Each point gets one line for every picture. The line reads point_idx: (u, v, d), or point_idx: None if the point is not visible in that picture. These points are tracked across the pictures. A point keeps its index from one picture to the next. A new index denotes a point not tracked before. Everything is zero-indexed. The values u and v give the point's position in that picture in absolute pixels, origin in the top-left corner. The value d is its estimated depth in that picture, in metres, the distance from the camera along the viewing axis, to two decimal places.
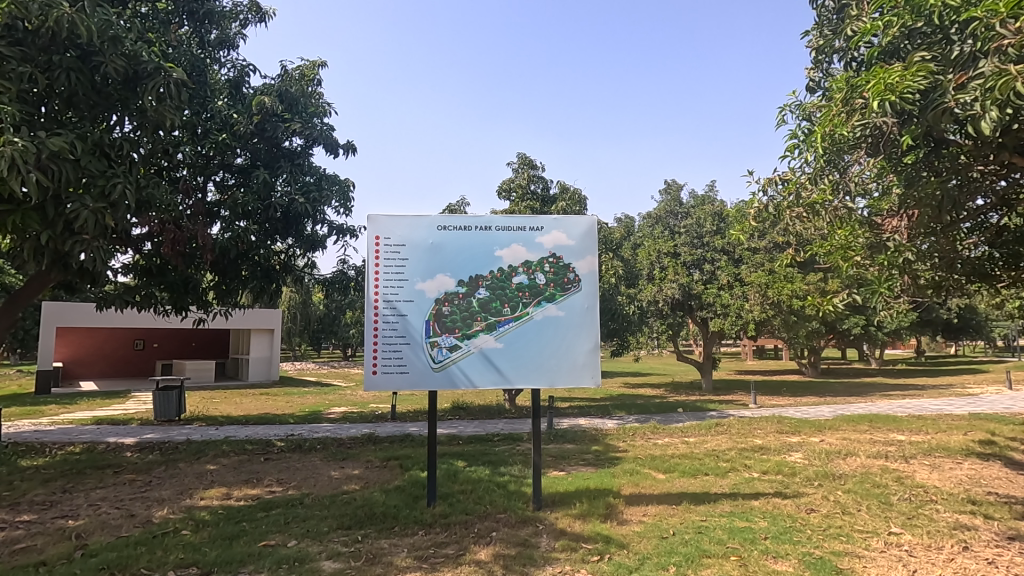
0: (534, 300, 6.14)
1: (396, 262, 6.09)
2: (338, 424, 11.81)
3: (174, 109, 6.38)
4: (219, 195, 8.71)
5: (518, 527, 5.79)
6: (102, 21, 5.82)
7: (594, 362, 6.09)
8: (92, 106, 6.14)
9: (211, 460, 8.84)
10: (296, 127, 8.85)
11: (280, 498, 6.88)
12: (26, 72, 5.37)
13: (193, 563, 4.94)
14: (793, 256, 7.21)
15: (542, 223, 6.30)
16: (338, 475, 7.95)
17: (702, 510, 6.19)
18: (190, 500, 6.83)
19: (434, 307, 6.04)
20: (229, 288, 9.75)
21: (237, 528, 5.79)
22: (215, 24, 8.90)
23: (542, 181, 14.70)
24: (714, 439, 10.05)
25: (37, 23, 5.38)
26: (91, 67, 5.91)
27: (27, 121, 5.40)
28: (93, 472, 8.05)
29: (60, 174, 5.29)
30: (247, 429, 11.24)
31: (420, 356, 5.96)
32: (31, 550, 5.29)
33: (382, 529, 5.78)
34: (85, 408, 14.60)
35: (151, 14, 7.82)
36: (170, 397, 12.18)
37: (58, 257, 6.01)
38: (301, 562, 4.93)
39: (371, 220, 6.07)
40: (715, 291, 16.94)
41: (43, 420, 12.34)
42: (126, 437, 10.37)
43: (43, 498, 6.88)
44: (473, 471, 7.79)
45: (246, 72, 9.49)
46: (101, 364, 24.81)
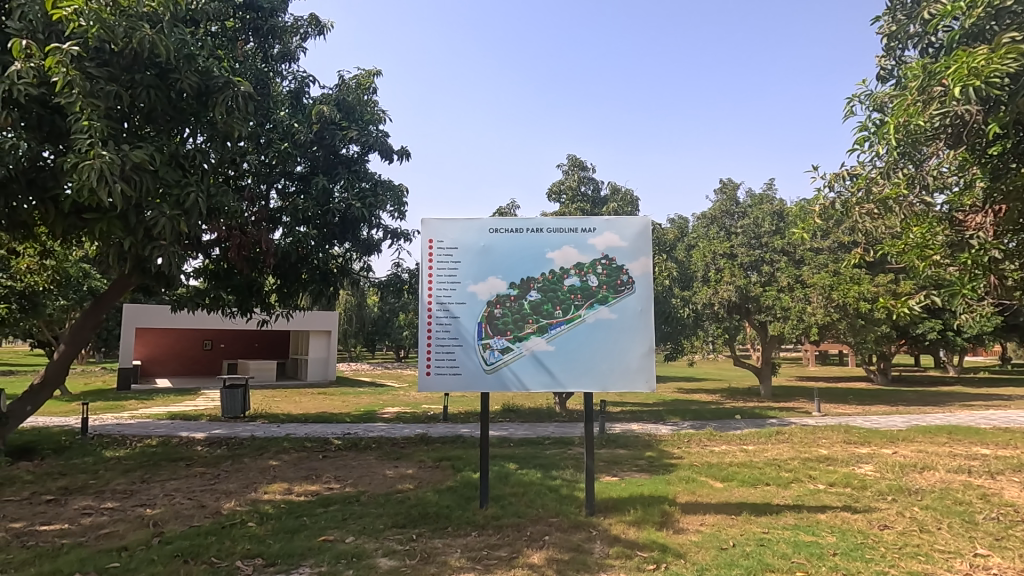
0: (586, 303, 6.06)
1: (449, 264, 6.19)
2: (392, 424, 12.07)
3: (241, 121, 6.72)
4: (281, 202, 9.07)
5: (571, 532, 5.73)
6: (179, 41, 6.20)
7: (648, 367, 5.90)
8: (168, 120, 6.52)
9: (274, 456, 9.22)
10: (353, 135, 9.12)
11: (338, 495, 7.10)
12: (112, 92, 5.75)
13: (259, 554, 5.16)
14: (862, 256, 6.82)
15: (594, 224, 6.20)
16: (392, 474, 8.12)
17: (764, 522, 5.94)
18: (254, 494, 7.14)
19: (486, 309, 6.09)
20: (290, 291, 10.11)
21: (298, 522, 6.01)
22: (277, 39, 9.23)
23: (592, 182, 14.60)
24: (775, 448, 9.61)
25: (122, 45, 5.75)
26: (168, 83, 6.27)
27: (114, 136, 5.79)
28: (167, 464, 8.55)
29: (141, 185, 5.69)
30: (306, 427, 11.67)
31: (472, 358, 6.04)
32: (114, 535, 5.68)
33: (435, 528, 5.86)
34: (160, 403, 15.56)
35: (220, 32, 8.26)
36: (235, 394, 12.81)
37: (139, 261, 6.46)
38: (358, 558, 5.07)
39: (424, 224, 6.21)
40: (774, 293, 16.17)
41: (124, 414, 13.24)
42: (196, 432, 10.97)
43: (124, 487, 7.38)
44: (524, 474, 7.77)
45: (306, 83, 9.81)
46: (174, 363, 26.40)
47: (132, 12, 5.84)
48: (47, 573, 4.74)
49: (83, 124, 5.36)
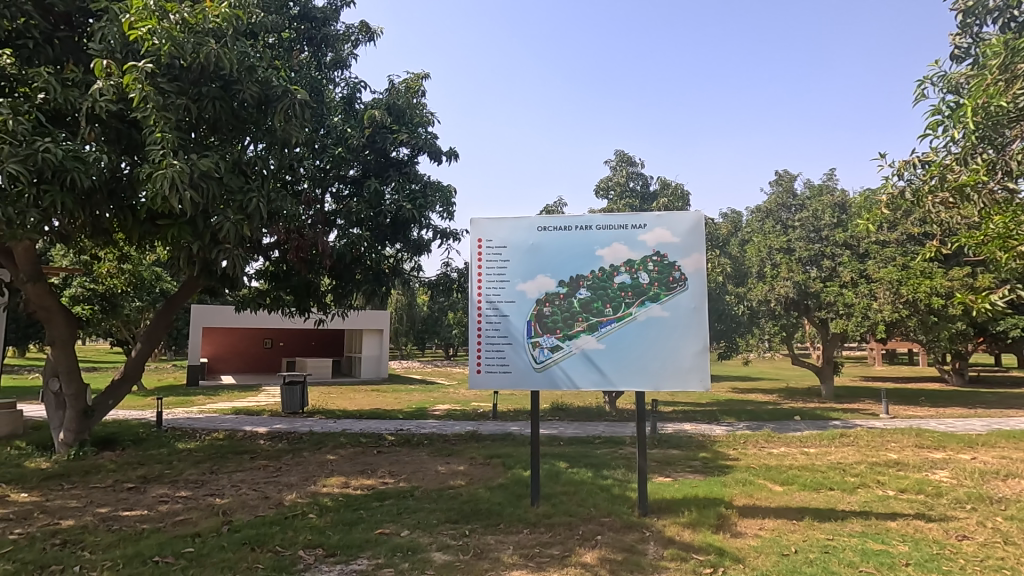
0: (636, 300, 5.95)
1: (498, 263, 6.24)
2: (443, 421, 12.27)
3: (298, 128, 6.99)
4: (336, 205, 9.36)
5: (623, 532, 5.66)
6: (241, 54, 6.50)
7: (702, 366, 5.72)
8: (232, 130, 6.86)
9: (331, 450, 9.55)
10: (403, 138, 9.30)
11: (392, 489, 7.29)
12: (182, 105, 6.11)
13: (319, 545, 5.37)
14: (936, 248, 6.41)
15: (645, 220, 6.07)
16: (444, 470, 8.26)
17: (828, 528, 5.67)
18: (314, 487, 7.43)
19: (535, 308, 6.11)
20: (345, 291, 10.43)
21: (356, 515, 6.21)
22: (330, 46, 9.47)
23: (641, 178, 14.36)
24: (839, 451, 9.17)
25: (190, 60, 6.09)
26: (231, 95, 6.59)
27: (184, 146, 6.14)
28: (233, 457, 9.02)
29: (208, 192, 6.02)
30: (361, 423, 12.03)
31: (522, 356, 6.07)
32: (188, 522, 6.04)
33: (487, 525, 5.92)
34: (226, 398, 16.42)
35: (277, 43, 8.61)
36: (294, 390, 13.36)
37: (207, 264, 6.83)
38: (413, 551, 5.19)
39: (474, 224, 6.27)
40: (836, 289, 15.41)
41: (194, 409, 14.04)
42: (259, 426, 11.50)
43: (195, 477, 7.84)
44: (575, 473, 7.74)
45: (358, 89, 10.08)
46: (237, 361, 27.73)
47: (199, 28, 6.17)
48: (131, 555, 5.10)
49: (156, 136, 5.71)
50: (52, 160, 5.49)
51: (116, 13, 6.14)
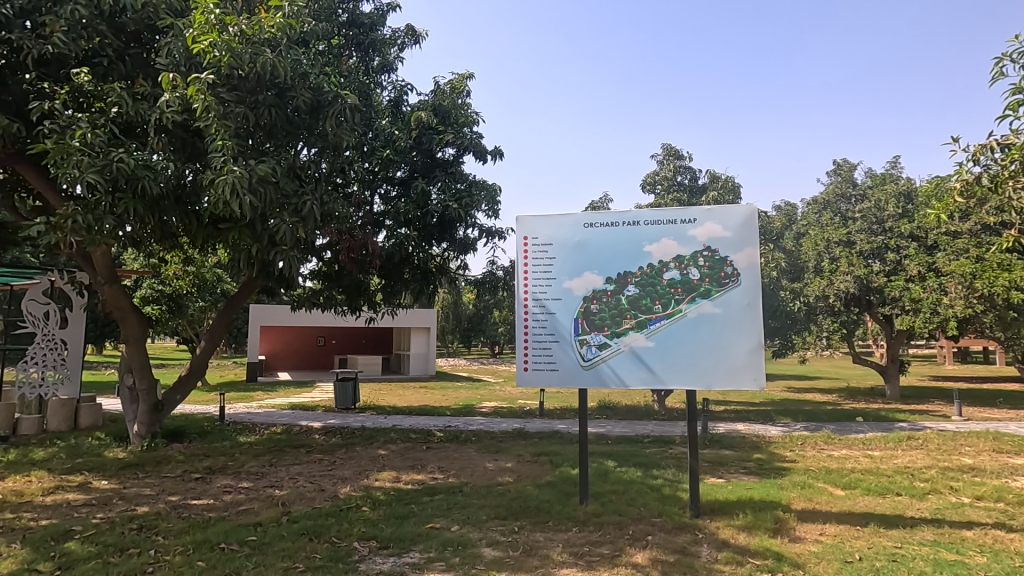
0: (686, 297, 5.80)
1: (544, 261, 6.22)
2: (490, 418, 12.37)
3: (348, 131, 7.18)
4: (384, 206, 9.57)
5: (675, 533, 5.54)
6: (295, 62, 6.72)
7: (757, 364, 5.52)
8: (286, 136, 7.12)
9: (382, 445, 9.80)
10: (449, 138, 9.40)
11: (442, 484, 7.41)
12: (241, 113, 6.39)
13: (373, 537, 5.53)
14: (1017, 238, 5.94)
15: (695, 214, 5.90)
16: (493, 467, 8.33)
17: (896, 535, 5.38)
18: (367, 481, 7.64)
19: (582, 305, 6.07)
20: (393, 290, 10.66)
21: (407, 509, 6.35)
22: (377, 51, 9.66)
23: (689, 172, 14.01)
24: (907, 455, 8.67)
25: (247, 70, 6.35)
26: (286, 101, 6.84)
27: (243, 153, 6.43)
28: (291, 450, 9.40)
29: (265, 196, 6.28)
30: (410, 419, 12.29)
31: (569, 354, 6.05)
32: (251, 512, 6.34)
33: (536, 522, 5.93)
34: (283, 394, 17.12)
35: (327, 50, 8.87)
36: (347, 386, 13.79)
37: (264, 265, 7.14)
38: (464, 546, 5.25)
39: (519, 222, 6.28)
40: (902, 284, 14.61)
41: (254, 404, 14.71)
42: (314, 421, 11.94)
43: (256, 469, 8.21)
44: (624, 472, 7.65)
45: (405, 91, 10.25)
46: (292, 358, 28.84)
47: (256, 38, 6.42)
48: (200, 542, 5.39)
49: (218, 144, 6.00)
50: (126, 169, 5.87)
51: (180, 28, 6.48)
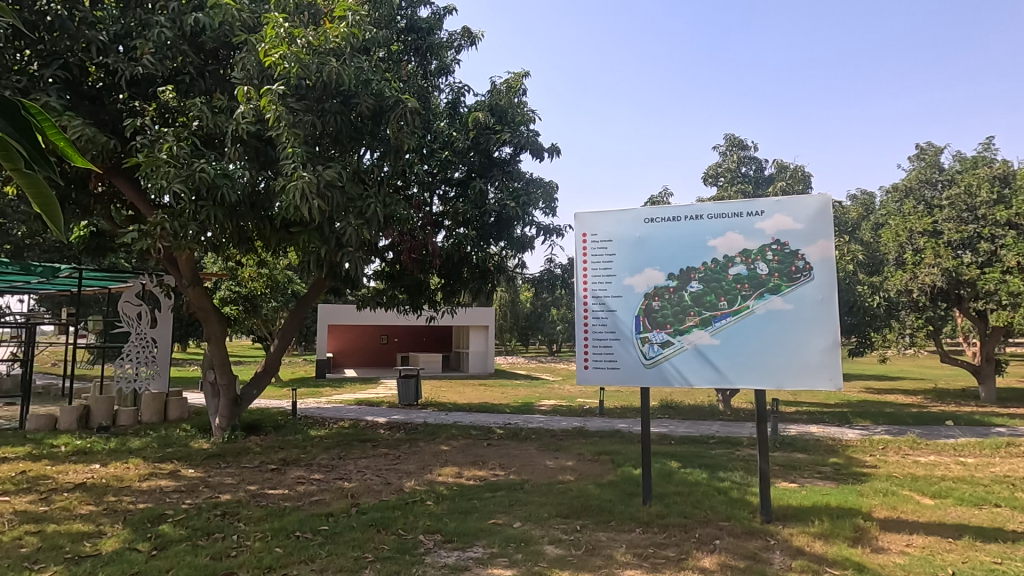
0: (754, 293, 5.56)
1: (603, 258, 6.15)
2: (550, 416, 12.36)
3: (409, 134, 7.35)
4: (443, 207, 9.74)
5: (745, 538, 5.34)
6: (358, 69, 6.95)
7: (833, 363, 5.22)
8: (350, 141, 7.38)
9: (444, 441, 10.01)
10: (506, 137, 9.44)
11: (504, 481, 7.47)
12: (309, 121, 6.68)
13: (438, 530, 5.65)
14: None
15: (763, 207, 5.63)
16: (553, 465, 8.32)
17: (994, 550, 4.94)
18: (430, 475, 7.83)
19: (643, 302, 5.95)
20: (453, 289, 10.84)
21: (470, 504, 6.45)
22: (435, 54, 9.81)
23: (754, 162, 13.44)
24: (1006, 463, 7.94)
25: (314, 79, 6.63)
26: (350, 108, 7.09)
27: (311, 160, 6.72)
28: (358, 444, 9.76)
29: (332, 200, 6.55)
30: (471, 416, 12.47)
31: (631, 352, 5.95)
32: (322, 502, 6.63)
33: (599, 521, 5.87)
34: (350, 390, 17.82)
35: (387, 57, 9.13)
36: (410, 383, 14.17)
37: (331, 266, 7.45)
38: (526, 543, 5.28)
39: (578, 219, 6.23)
40: (997, 276, 13.08)
41: (323, 399, 15.39)
42: (379, 417, 12.34)
43: (326, 462, 8.59)
44: (689, 474, 7.43)
45: (462, 92, 10.37)
46: (357, 355, 29.93)
47: (322, 49, 6.68)
48: (277, 529, 5.70)
49: (288, 151, 6.31)
50: (207, 178, 6.28)
51: (253, 43, 6.84)
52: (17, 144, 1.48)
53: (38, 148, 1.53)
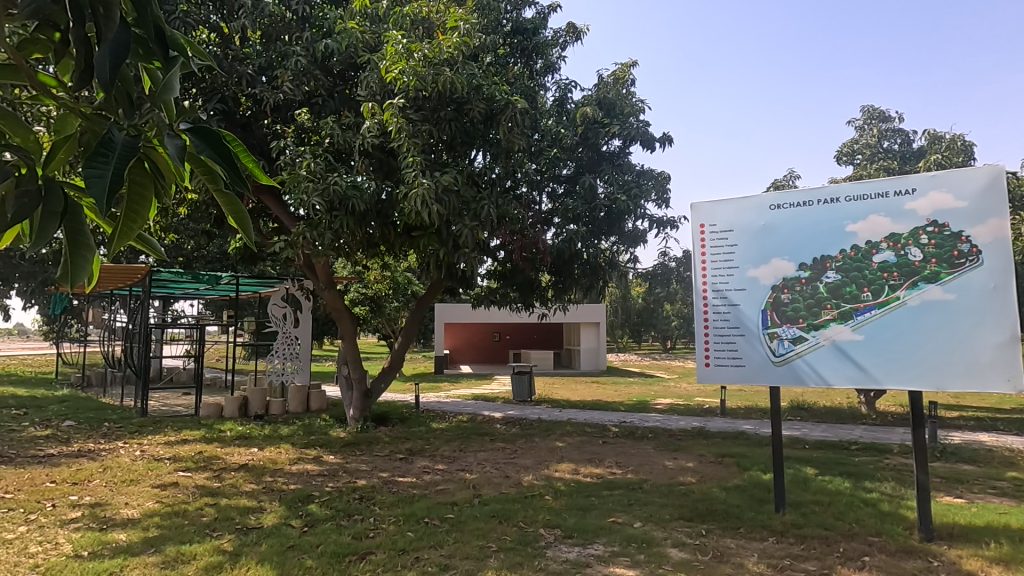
0: (905, 282, 4.93)
1: (723, 249, 5.80)
2: (667, 416, 11.94)
3: (519, 135, 7.48)
4: (553, 204, 9.80)
5: (900, 557, 4.77)
6: (470, 76, 7.21)
7: (1010, 361, 4.47)
8: (464, 146, 7.67)
9: (559, 437, 10.07)
10: (615, 130, 9.25)
11: (621, 480, 7.36)
12: (427, 130, 7.06)
13: (557, 525, 5.71)
14: None
15: (914, 184, 4.97)
16: (673, 465, 8.04)
17: None
18: (547, 470, 7.92)
19: (771, 296, 5.54)
20: (564, 286, 10.86)
21: (588, 501, 6.43)
22: (540, 53, 9.91)
23: (899, 135, 11.96)
24: None
25: (431, 90, 6.98)
26: (463, 114, 7.38)
27: (429, 167, 7.10)
28: (477, 437, 10.14)
29: (450, 204, 6.86)
30: (585, 413, 12.43)
31: (757, 349, 5.57)
32: (447, 491, 6.98)
33: (726, 527, 5.57)
34: (466, 386, 18.56)
35: (495, 61, 9.36)
36: (523, 379, 14.44)
37: (448, 267, 7.81)
38: (648, 544, 5.15)
39: (694, 209, 5.94)
40: None
41: (442, 394, 16.20)
42: (495, 412, 12.73)
43: (448, 453, 9.03)
44: (829, 481, 6.80)
45: (569, 89, 10.33)
46: (472, 352, 31.01)
47: (437, 60, 7.01)
48: (408, 514, 6.10)
49: (408, 160, 6.72)
50: (340, 191, 6.89)
51: (375, 62, 7.36)
52: (218, 167, 1.63)
53: (235, 168, 1.65)
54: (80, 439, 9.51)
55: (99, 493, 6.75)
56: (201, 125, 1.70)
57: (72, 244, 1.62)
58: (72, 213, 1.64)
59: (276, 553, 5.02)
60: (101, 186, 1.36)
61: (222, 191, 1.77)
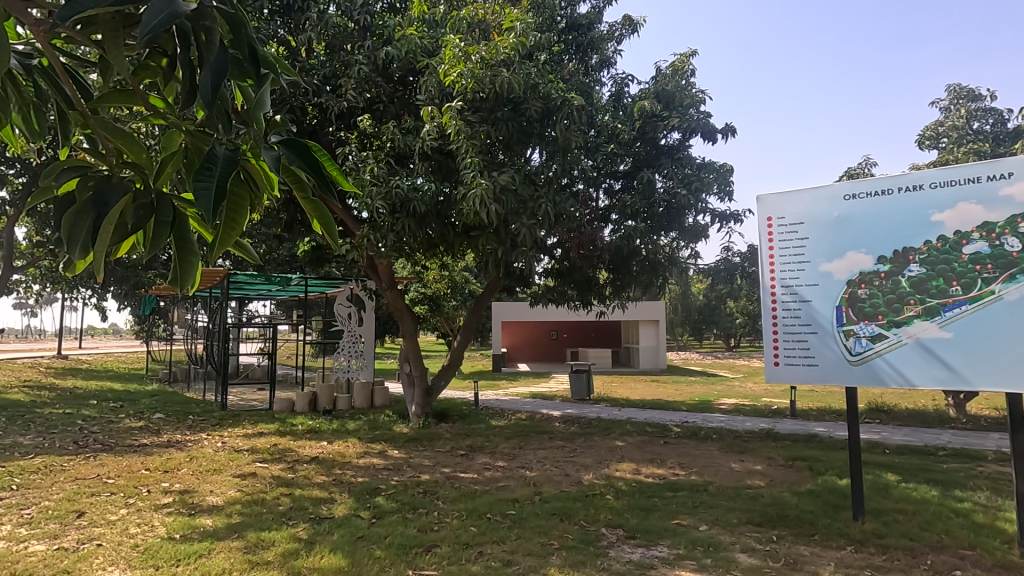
0: (1001, 275, 4.56)
1: (792, 243, 5.54)
2: (732, 416, 11.52)
3: (576, 132, 7.43)
4: (610, 200, 9.68)
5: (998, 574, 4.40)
6: (527, 76, 7.25)
7: None
8: (521, 146, 7.71)
9: (619, 437, 9.95)
10: (675, 122, 9.00)
11: (685, 481, 7.18)
12: (485, 131, 7.16)
13: (620, 525, 5.64)
14: None
15: (1010, 168, 4.58)
16: (740, 468, 7.76)
17: None
18: (608, 470, 7.84)
19: (846, 291, 5.23)
20: (622, 284, 10.70)
21: (651, 502, 6.32)
22: (596, 49, 9.75)
23: (992, 114, 10.99)
24: None
25: (488, 91, 7.06)
26: (520, 114, 7.42)
27: (487, 167, 7.18)
28: (536, 435, 10.17)
29: (508, 203, 6.93)
30: (645, 413, 12.20)
31: (832, 347, 5.28)
32: (508, 488, 7.05)
33: (799, 534, 5.33)
34: (524, 384, 18.64)
35: (550, 58, 9.34)
36: (581, 378, 14.35)
37: (506, 266, 7.88)
38: (715, 548, 5.00)
39: (761, 202, 5.70)
40: None
41: (500, 392, 16.34)
42: (554, 410, 12.72)
43: (508, 451, 9.11)
44: (913, 489, 6.36)
45: (625, 83, 10.16)
46: (529, 350, 31.05)
47: (494, 61, 7.07)
48: (471, 509, 6.20)
49: (467, 161, 6.83)
50: (402, 193, 7.10)
51: (433, 67, 7.52)
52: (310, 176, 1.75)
53: (324, 177, 1.77)
54: (169, 430, 10.27)
55: (187, 481, 7.27)
56: (292, 138, 1.84)
57: (180, 252, 1.78)
58: (180, 223, 1.79)
59: (346, 542, 5.24)
60: (209, 197, 1.49)
61: (308, 199, 1.88)
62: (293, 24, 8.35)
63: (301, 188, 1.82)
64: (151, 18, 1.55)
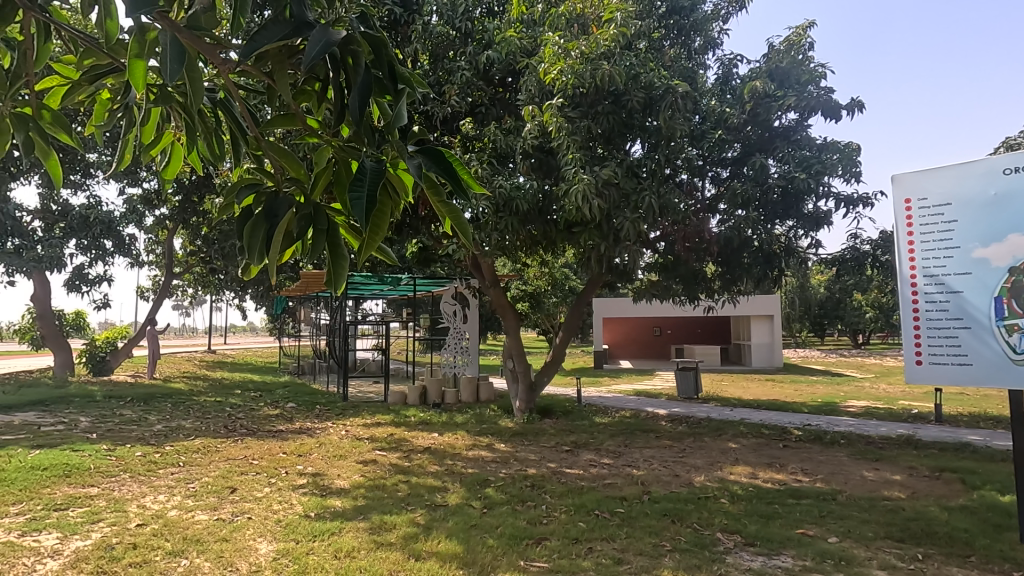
0: None
1: (936, 227, 4.92)
2: (862, 420, 10.50)
3: (681, 119, 7.14)
4: (717, 189, 9.22)
5: None
6: (629, 66, 7.13)
7: None
8: (622, 138, 7.56)
9: (732, 438, 9.45)
10: (792, 102, 8.30)
11: (810, 488, 6.66)
12: (586, 126, 7.13)
13: (737, 531, 5.37)
14: None
15: None
16: (874, 477, 7.05)
17: None
18: (721, 472, 7.48)
19: (1008, 280, 4.55)
20: (733, 278, 10.08)
21: (771, 509, 5.94)
22: (700, 31, 9.36)
23: None
24: None
25: (588, 85, 6.99)
26: (622, 105, 7.30)
27: (589, 162, 7.14)
28: (642, 434, 9.95)
29: (610, 197, 6.86)
30: (760, 414, 11.47)
31: (990, 344, 4.63)
32: (615, 486, 6.97)
33: (951, 554, 4.74)
34: (627, 381, 18.30)
35: (651, 45, 9.06)
36: (688, 375, 13.80)
37: (609, 261, 7.79)
38: (848, 562, 4.60)
39: (896, 182, 5.13)
40: None
41: (603, 389, 16.16)
42: (660, 408, 12.35)
43: (613, 448, 9.00)
44: None
45: (733, 64, 9.60)
46: (631, 347, 30.25)
47: (594, 55, 6.98)
48: (578, 505, 6.21)
49: (568, 157, 6.83)
50: (504, 192, 7.26)
51: (533, 66, 7.61)
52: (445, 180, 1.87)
53: (457, 180, 1.86)
54: (301, 418, 11.36)
55: (318, 464, 8.01)
56: (427, 146, 1.95)
57: (334, 256, 1.95)
58: (333, 231, 1.96)
59: (460, 530, 5.47)
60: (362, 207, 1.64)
61: (442, 202, 1.98)
62: (400, 37, 8.82)
63: (435, 193, 1.93)
64: (311, 49, 1.73)
